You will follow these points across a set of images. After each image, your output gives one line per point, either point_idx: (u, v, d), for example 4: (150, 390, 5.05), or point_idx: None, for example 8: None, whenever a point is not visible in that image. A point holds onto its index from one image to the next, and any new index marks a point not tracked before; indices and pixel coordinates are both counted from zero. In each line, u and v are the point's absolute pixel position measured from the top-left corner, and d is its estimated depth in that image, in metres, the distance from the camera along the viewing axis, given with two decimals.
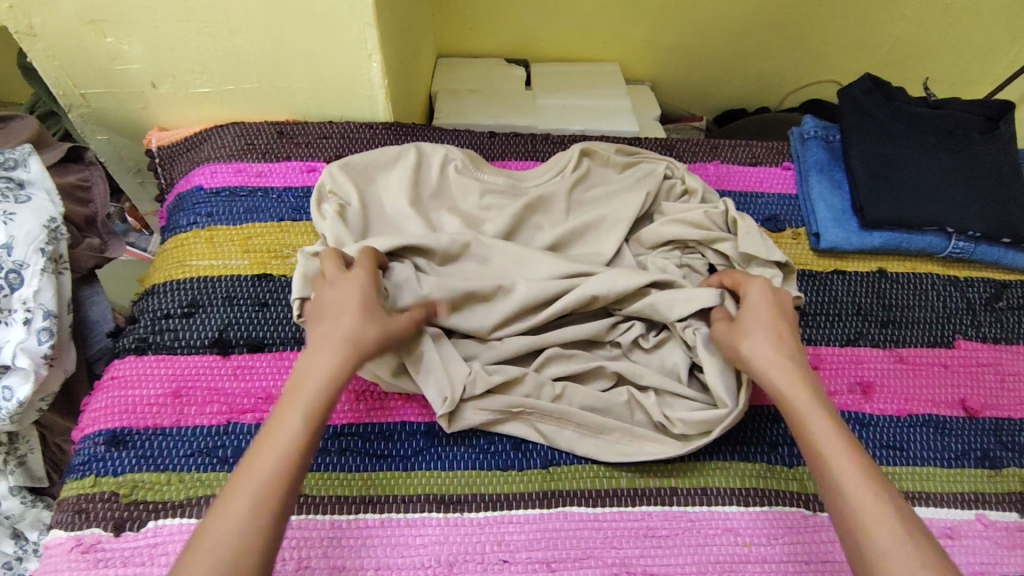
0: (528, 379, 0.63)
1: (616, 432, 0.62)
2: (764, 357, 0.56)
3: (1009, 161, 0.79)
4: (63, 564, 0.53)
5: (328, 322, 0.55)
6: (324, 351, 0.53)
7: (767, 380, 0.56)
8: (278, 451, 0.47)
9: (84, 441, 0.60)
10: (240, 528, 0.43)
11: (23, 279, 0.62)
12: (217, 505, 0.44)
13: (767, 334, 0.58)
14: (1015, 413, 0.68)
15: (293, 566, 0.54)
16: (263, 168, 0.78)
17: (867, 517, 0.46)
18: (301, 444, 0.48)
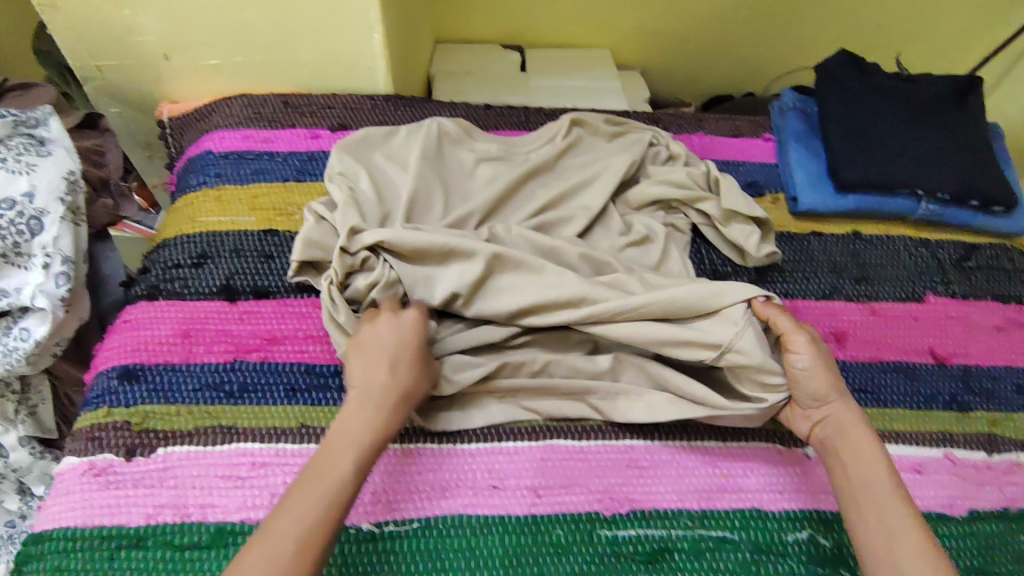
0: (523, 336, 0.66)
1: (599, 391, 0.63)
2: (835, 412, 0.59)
3: (976, 130, 0.83)
4: (76, 486, 0.57)
5: (375, 370, 0.56)
6: (373, 403, 0.54)
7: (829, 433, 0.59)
8: (331, 489, 0.49)
9: (99, 377, 0.63)
10: (282, 564, 0.45)
11: (43, 226, 0.66)
12: (258, 537, 0.47)
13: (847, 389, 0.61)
14: (982, 361, 0.72)
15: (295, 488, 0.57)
16: (269, 134, 0.82)
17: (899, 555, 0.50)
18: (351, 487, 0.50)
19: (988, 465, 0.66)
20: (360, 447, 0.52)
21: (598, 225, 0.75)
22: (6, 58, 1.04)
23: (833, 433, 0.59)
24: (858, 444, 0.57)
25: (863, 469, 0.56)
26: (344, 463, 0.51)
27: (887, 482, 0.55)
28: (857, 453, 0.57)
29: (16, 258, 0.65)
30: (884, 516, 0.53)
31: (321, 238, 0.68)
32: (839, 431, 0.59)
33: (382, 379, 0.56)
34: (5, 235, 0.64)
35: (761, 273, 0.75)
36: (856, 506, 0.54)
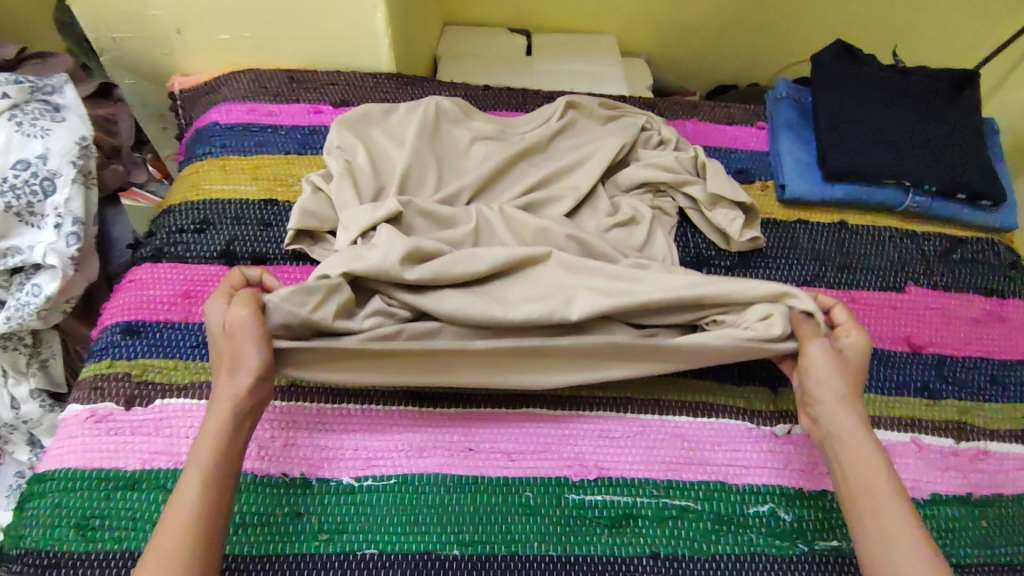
0: None
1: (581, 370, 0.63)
2: (841, 423, 0.58)
3: (968, 125, 0.84)
4: (78, 430, 0.60)
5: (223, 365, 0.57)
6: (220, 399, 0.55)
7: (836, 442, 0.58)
8: (192, 495, 0.51)
9: (103, 332, 0.67)
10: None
11: (56, 187, 0.70)
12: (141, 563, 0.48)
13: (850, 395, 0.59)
14: (957, 351, 0.73)
15: (281, 441, 0.60)
16: (274, 108, 0.84)
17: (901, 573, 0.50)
18: (209, 483, 0.51)
19: (954, 452, 0.67)
20: (212, 445, 0.53)
21: (586, 206, 0.77)
22: (29, 29, 1.08)
23: (833, 437, 0.58)
24: (857, 448, 0.57)
25: (860, 476, 0.55)
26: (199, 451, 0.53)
27: (887, 491, 0.54)
28: (855, 457, 0.56)
29: (30, 217, 0.70)
30: (882, 529, 0.52)
31: (317, 208, 0.71)
32: (838, 439, 0.58)
33: (229, 369, 0.56)
34: (20, 194, 0.68)
35: (745, 257, 0.77)
36: (857, 514, 0.54)
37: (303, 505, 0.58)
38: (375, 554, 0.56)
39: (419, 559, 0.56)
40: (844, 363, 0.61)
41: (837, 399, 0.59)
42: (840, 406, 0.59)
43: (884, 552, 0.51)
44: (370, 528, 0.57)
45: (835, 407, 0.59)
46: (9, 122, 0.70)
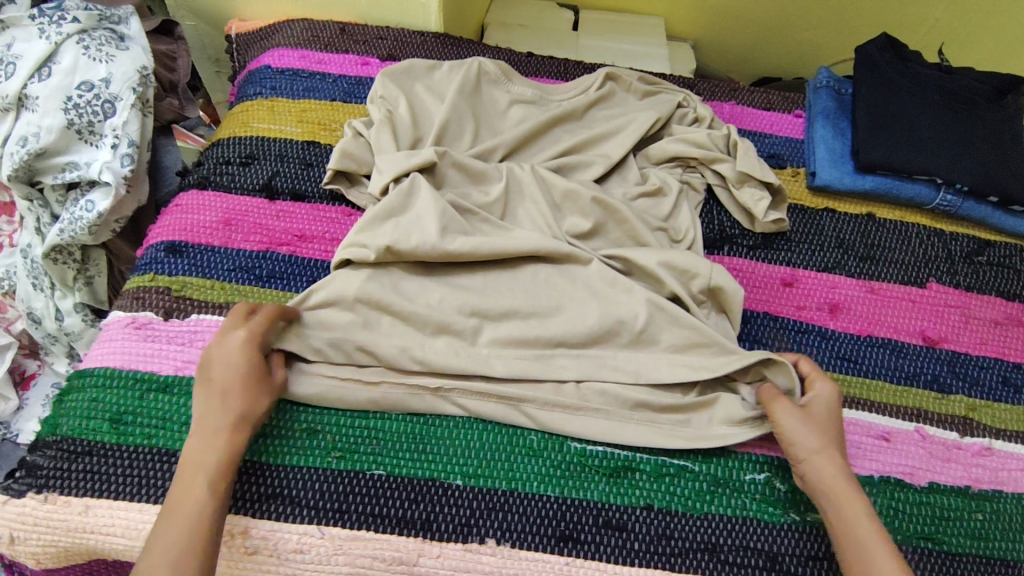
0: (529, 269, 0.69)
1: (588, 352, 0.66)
2: (821, 478, 0.57)
3: (1010, 128, 0.83)
4: (118, 335, 0.65)
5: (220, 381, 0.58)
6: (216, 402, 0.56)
7: (821, 496, 0.57)
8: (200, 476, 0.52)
9: (148, 249, 0.71)
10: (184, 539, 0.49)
11: (116, 109, 0.74)
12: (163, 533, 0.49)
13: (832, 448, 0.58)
14: (973, 349, 0.74)
15: None
16: (324, 57, 0.88)
17: None
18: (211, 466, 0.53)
19: (958, 445, 0.68)
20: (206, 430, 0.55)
21: (616, 174, 0.79)
22: None
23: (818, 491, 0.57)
24: (844, 506, 0.55)
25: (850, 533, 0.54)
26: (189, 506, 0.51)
27: (880, 550, 0.53)
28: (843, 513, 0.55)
29: (90, 135, 0.74)
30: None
31: (355, 151, 0.75)
32: (820, 492, 0.57)
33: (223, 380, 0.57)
34: (82, 113, 0.73)
35: (768, 239, 0.78)
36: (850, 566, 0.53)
37: (319, 424, 0.61)
38: (382, 476, 0.59)
39: (424, 484, 0.59)
40: (819, 417, 0.60)
41: (812, 454, 0.58)
42: (823, 460, 0.58)
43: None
44: (381, 452, 0.60)
45: (813, 461, 0.58)
46: (77, 46, 0.74)
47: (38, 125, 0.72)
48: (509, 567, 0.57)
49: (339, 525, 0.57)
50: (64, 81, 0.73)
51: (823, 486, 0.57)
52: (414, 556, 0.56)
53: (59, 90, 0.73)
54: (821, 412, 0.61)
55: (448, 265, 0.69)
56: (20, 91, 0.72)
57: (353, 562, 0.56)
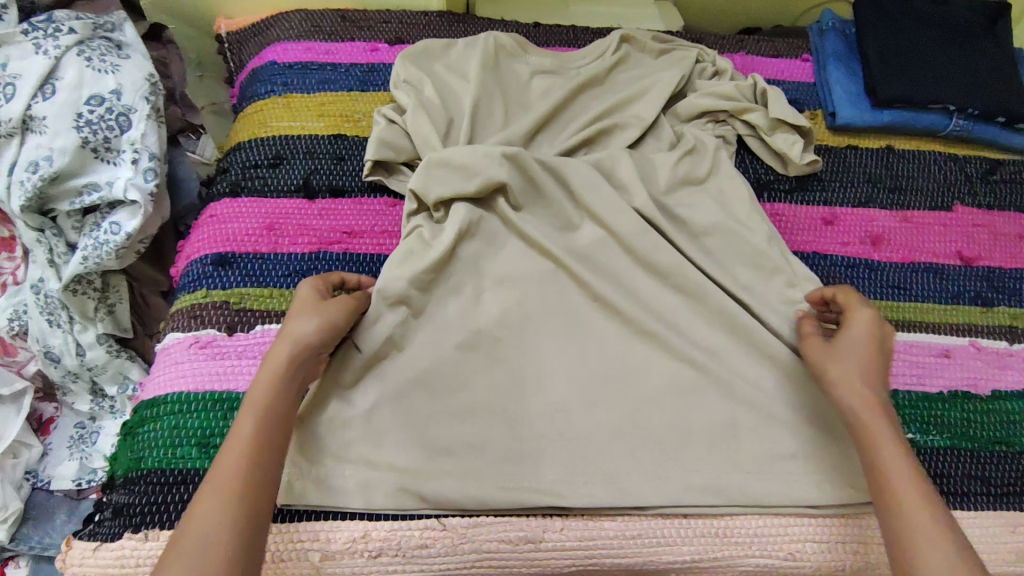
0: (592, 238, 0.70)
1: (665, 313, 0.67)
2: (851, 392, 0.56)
3: (1005, 50, 0.87)
4: (183, 357, 0.62)
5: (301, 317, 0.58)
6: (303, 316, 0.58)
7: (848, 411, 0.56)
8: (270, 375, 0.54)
9: (192, 264, 0.68)
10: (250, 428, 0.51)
11: (131, 122, 0.70)
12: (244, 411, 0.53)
13: (861, 366, 0.58)
14: (1005, 263, 0.78)
15: None
16: (330, 47, 0.84)
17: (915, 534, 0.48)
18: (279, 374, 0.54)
19: (1010, 353, 0.72)
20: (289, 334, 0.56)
21: (649, 136, 0.79)
22: None
23: (850, 417, 0.56)
24: (870, 424, 0.54)
25: (894, 476, 0.51)
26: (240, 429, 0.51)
27: (896, 468, 0.52)
28: (879, 451, 0.53)
29: (107, 153, 0.69)
30: (917, 548, 0.48)
31: (392, 140, 0.73)
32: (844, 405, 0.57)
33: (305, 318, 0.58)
34: (96, 129, 0.68)
35: (802, 181, 0.80)
36: (897, 512, 0.50)
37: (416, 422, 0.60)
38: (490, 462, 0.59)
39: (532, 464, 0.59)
40: (864, 342, 0.59)
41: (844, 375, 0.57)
42: (853, 372, 0.57)
43: (933, 564, 0.47)
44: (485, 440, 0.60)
45: (844, 382, 0.57)
46: (78, 58, 0.69)
47: (49, 147, 0.67)
48: (633, 529, 0.58)
49: (456, 515, 0.57)
50: (71, 97, 0.68)
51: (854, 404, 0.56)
52: (540, 533, 0.57)
53: (67, 107, 0.68)
54: (858, 343, 0.59)
55: (511, 248, 0.69)
56: (24, 112, 0.67)
57: (481, 548, 0.56)
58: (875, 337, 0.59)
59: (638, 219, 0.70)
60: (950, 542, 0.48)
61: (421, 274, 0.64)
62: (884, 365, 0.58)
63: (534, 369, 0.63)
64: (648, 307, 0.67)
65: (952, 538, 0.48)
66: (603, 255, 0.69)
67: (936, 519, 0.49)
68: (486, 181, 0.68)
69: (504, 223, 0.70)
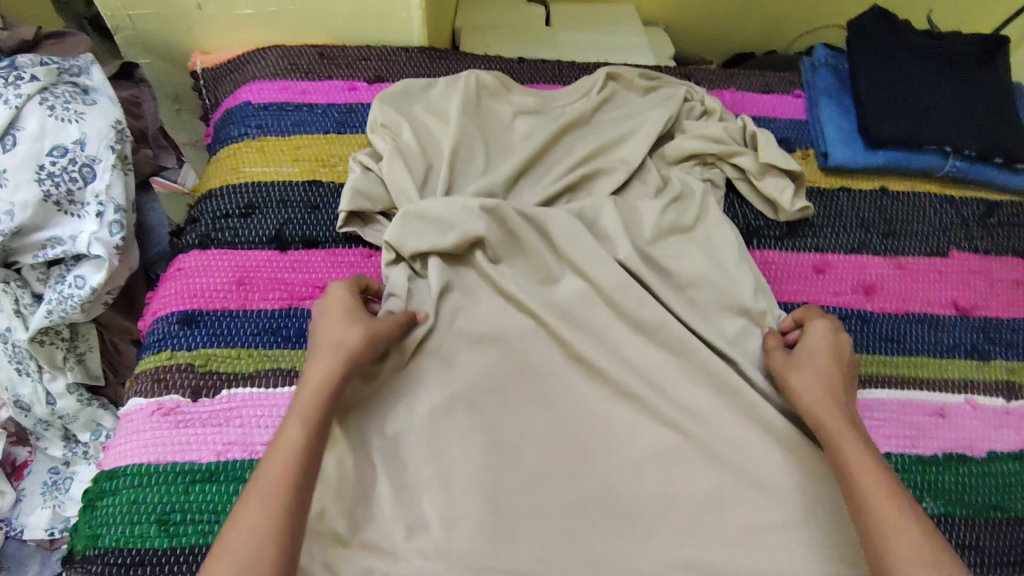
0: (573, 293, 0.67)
1: (648, 374, 0.64)
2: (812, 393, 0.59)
3: (1004, 87, 0.84)
4: (145, 425, 0.59)
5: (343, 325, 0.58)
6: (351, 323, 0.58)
7: (810, 411, 0.58)
8: (321, 382, 0.54)
9: (158, 321, 0.65)
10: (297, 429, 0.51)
11: (95, 173, 0.67)
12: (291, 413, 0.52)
13: (820, 371, 0.60)
14: (1003, 313, 0.75)
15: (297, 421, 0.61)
16: (307, 86, 0.82)
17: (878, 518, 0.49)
18: (330, 381, 0.54)
19: (1007, 410, 0.69)
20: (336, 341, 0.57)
21: (635, 179, 0.77)
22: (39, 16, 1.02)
23: (811, 413, 0.58)
24: (830, 424, 0.56)
25: (858, 471, 0.52)
26: (288, 434, 0.50)
27: (858, 459, 0.53)
28: (841, 445, 0.55)
29: (70, 206, 0.67)
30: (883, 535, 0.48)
31: (367, 189, 0.70)
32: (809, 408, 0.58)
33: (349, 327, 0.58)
34: (58, 182, 0.66)
35: (793, 227, 0.78)
36: (862, 496, 0.51)
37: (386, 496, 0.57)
38: None
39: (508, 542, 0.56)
40: (829, 350, 0.62)
41: (803, 375, 0.60)
42: (813, 376, 0.60)
43: (903, 549, 0.47)
44: None
45: (804, 383, 0.60)
46: (40, 107, 0.67)
47: (8, 201, 0.64)
48: None
49: None
50: (33, 148, 0.65)
51: (814, 403, 0.58)
52: None
53: (28, 159, 0.65)
54: (819, 350, 0.62)
55: (489, 304, 0.66)
56: None
57: None
58: (832, 344, 0.62)
59: (622, 273, 0.67)
60: (918, 529, 0.48)
61: (409, 331, 0.61)
62: (841, 364, 0.61)
63: (512, 437, 0.60)
64: (632, 367, 0.65)
65: (920, 525, 0.48)
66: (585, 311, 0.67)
67: (905, 509, 0.49)
68: (463, 235, 0.66)
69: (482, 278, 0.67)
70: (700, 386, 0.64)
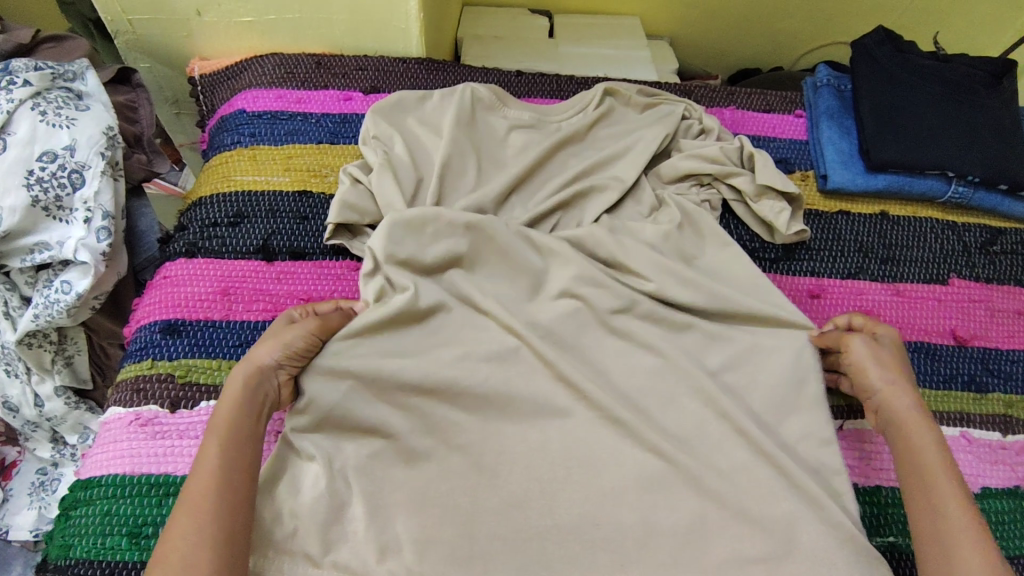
0: (561, 314, 0.66)
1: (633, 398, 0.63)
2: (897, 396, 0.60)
3: (1011, 112, 0.82)
4: (123, 435, 0.59)
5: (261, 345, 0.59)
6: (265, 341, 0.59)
7: (892, 415, 0.59)
8: (232, 400, 0.55)
9: (141, 329, 0.65)
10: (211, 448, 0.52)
11: (84, 180, 0.67)
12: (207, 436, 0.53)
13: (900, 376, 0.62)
14: (1002, 344, 0.73)
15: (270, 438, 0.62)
16: (303, 95, 0.81)
17: (953, 529, 0.51)
18: (238, 397, 0.55)
19: (1002, 445, 0.67)
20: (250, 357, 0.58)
21: (629, 198, 0.76)
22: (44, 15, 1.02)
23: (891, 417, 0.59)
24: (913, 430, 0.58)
25: (935, 479, 0.54)
26: (205, 460, 0.51)
27: (938, 469, 0.55)
28: (920, 452, 0.56)
29: (59, 211, 0.67)
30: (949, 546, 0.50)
31: (356, 201, 0.70)
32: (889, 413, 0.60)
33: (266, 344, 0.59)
34: (47, 188, 0.66)
35: (789, 250, 0.76)
36: (940, 504, 0.53)
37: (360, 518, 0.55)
38: None
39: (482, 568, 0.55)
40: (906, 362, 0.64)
41: (888, 380, 0.61)
42: (898, 381, 0.61)
43: (973, 563, 0.49)
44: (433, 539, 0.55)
45: (890, 387, 0.61)
46: (31, 112, 0.67)
47: None
48: None
49: None
50: (23, 153, 0.65)
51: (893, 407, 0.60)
52: None
53: (18, 165, 0.65)
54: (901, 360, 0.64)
55: (474, 321, 0.66)
56: None
57: None
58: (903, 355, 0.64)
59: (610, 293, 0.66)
60: (986, 542, 0.50)
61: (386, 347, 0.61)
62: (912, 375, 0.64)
63: (492, 458, 0.59)
64: (617, 390, 0.63)
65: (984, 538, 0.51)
66: (572, 331, 0.66)
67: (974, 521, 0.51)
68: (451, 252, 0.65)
69: (469, 294, 0.66)
70: (686, 413, 0.63)
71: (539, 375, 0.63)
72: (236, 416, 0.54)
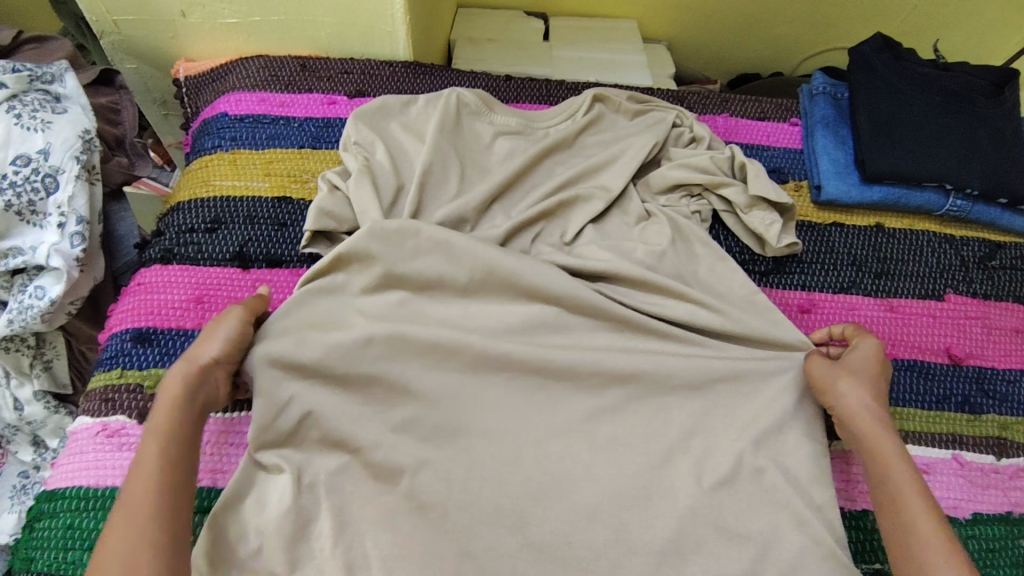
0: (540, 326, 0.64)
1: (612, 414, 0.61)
2: (858, 402, 0.59)
3: (1014, 122, 0.80)
4: (89, 446, 0.58)
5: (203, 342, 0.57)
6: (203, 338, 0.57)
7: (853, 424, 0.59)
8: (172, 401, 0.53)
9: (113, 338, 0.64)
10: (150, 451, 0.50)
11: (58, 184, 0.67)
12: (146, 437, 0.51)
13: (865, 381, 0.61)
14: (998, 363, 0.71)
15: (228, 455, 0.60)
16: (286, 99, 0.80)
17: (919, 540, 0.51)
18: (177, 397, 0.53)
19: (995, 469, 0.65)
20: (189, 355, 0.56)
21: (615, 207, 0.74)
22: (35, 15, 1.02)
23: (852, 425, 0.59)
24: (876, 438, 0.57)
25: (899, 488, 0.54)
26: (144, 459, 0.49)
27: (902, 478, 0.54)
28: (884, 462, 0.56)
29: (32, 216, 0.66)
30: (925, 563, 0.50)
31: (334, 209, 0.68)
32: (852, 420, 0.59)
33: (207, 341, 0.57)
34: (20, 192, 0.65)
35: (780, 263, 0.74)
36: (905, 514, 0.52)
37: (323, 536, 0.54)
38: None
39: None
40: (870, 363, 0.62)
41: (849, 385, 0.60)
42: (861, 385, 0.60)
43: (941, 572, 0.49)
44: None
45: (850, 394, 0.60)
46: (5, 115, 0.66)
47: None
48: None
49: None
50: None
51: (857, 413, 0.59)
52: None
53: None
54: (859, 362, 0.62)
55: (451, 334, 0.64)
56: None
57: None
58: (876, 358, 0.63)
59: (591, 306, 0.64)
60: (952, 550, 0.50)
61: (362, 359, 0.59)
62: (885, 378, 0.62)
63: (464, 474, 0.57)
64: (596, 406, 0.62)
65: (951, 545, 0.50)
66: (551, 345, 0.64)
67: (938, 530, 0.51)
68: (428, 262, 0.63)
69: (447, 305, 0.64)
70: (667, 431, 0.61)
71: (515, 389, 0.62)
72: (176, 418, 0.52)
